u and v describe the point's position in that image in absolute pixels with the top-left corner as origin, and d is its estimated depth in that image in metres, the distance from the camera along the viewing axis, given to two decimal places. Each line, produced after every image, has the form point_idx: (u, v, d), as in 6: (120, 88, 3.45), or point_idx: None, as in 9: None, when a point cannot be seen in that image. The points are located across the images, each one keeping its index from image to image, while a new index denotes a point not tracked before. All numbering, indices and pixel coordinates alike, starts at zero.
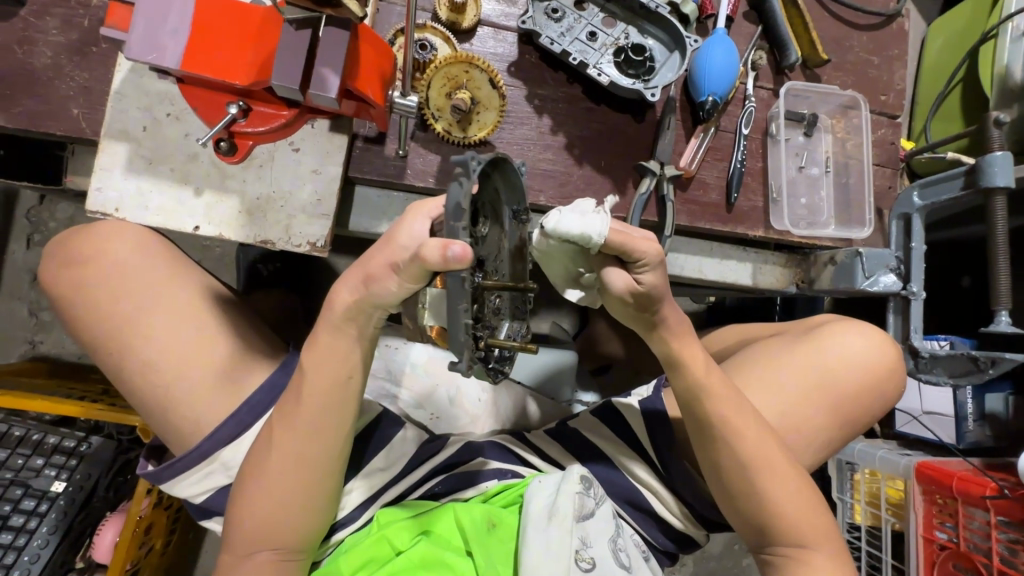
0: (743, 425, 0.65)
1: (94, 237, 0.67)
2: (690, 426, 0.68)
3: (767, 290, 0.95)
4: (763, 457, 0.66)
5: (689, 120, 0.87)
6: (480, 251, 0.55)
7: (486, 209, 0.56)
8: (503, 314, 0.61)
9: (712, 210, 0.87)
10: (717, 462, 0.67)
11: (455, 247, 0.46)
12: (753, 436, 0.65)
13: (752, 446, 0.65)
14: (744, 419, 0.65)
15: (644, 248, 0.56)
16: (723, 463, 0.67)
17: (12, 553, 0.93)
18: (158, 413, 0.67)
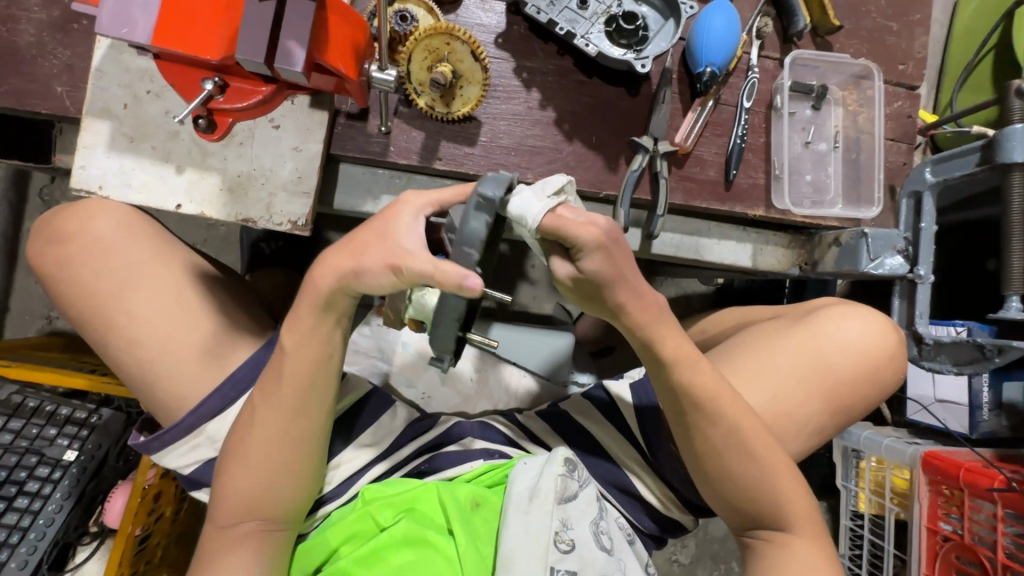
0: (722, 411, 0.63)
1: (80, 213, 0.68)
2: (671, 414, 0.66)
3: (767, 272, 0.91)
4: (747, 445, 0.64)
5: (686, 93, 0.83)
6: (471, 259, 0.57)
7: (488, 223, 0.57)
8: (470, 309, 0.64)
9: (709, 188, 0.83)
10: (696, 447, 0.66)
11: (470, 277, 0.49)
12: (733, 422, 0.63)
13: (728, 432, 0.63)
14: (721, 405, 0.63)
15: (575, 230, 0.51)
16: (704, 450, 0.65)
17: (27, 517, 0.96)
18: (146, 387, 0.68)
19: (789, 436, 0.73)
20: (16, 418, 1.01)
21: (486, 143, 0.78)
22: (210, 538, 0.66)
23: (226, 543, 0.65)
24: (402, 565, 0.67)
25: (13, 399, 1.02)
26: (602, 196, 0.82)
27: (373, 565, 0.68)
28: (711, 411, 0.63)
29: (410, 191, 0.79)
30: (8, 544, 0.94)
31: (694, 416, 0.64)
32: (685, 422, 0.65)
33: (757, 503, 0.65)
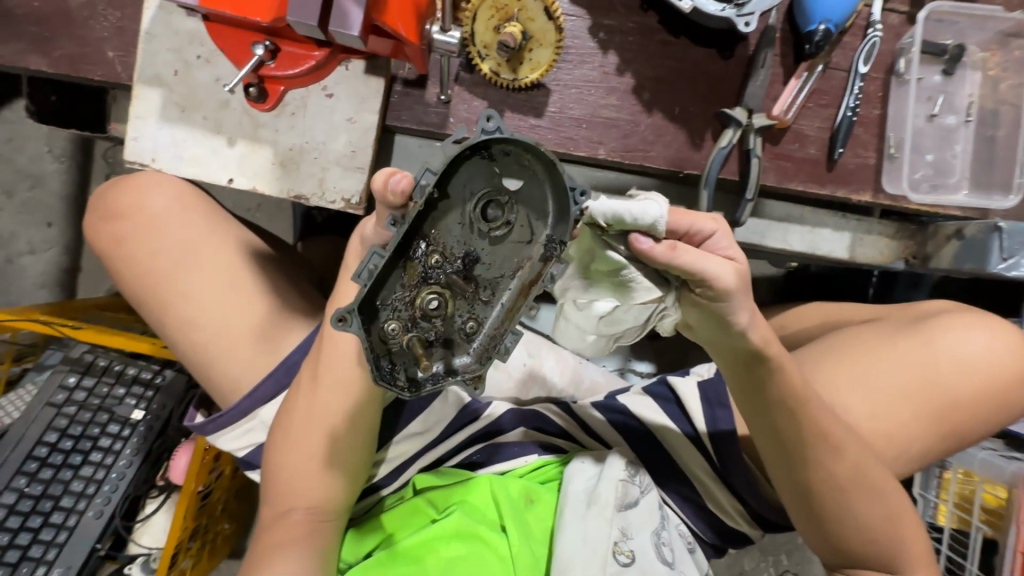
0: (840, 445, 0.61)
1: (135, 186, 0.67)
2: (769, 446, 0.63)
3: (865, 265, 0.80)
4: (849, 480, 0.62)
5: (790, 55, 0.71)
6: (474, 243, 0.49)
7: (513, 210, 0.48)
8: (469, 342, 0.50)
9: (808, 168, 0.72)
10: (803, 485, 0.63)
11: (394, 179, 0.46)
12: (849, 457, 0.61)
13: (845, 468, 0.61)
14: (839, 438, 0.61)
15: (720, 272, 0.49)
16: (804, 485, 0.63)
17: (102, 471, 1.01)
18: (203, 365, 0.68)
19: (892, 459, 0.67)
20: (89, 376, 1.04)
21: (555, 114, 0.70)
22: (266, 522, 0.67)
23: (279, 531, 0.65)
24: (454, 559, 0.66)
25: (85, 357, 1.05)
26: (682, 176, 0.73)
27: (424, 557, 0.67)
28: (832, 448, 0.61)
29: None
30: (85, 495, 0.99)
31: (810, 451, 0.61)
32: (798, 459, 0.62)
33: (878, 538, 0.65)
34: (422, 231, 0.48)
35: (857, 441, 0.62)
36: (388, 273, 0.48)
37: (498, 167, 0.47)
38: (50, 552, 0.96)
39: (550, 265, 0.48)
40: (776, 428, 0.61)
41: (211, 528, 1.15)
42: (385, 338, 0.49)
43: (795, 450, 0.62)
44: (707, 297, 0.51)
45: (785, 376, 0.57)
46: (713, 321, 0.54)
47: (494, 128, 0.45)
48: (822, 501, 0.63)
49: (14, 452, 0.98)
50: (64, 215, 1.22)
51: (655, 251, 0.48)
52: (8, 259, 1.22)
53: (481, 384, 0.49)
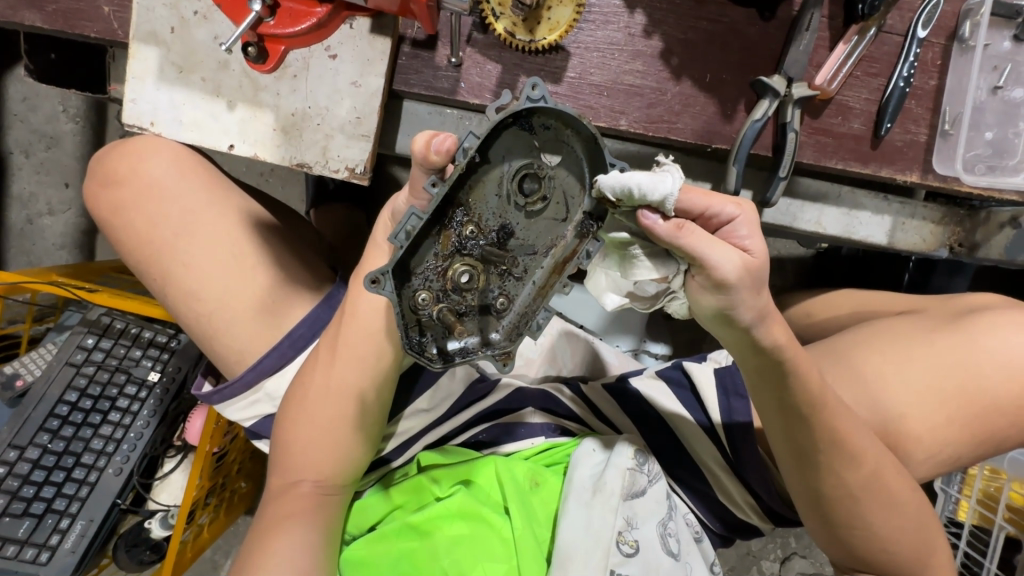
0: (861, 451, 0.58)
1: (144, 152, 0.67)
2: (788, 452, 0.60)
3: (906, 252, 0.74)
4: (870, 489, 0.59)
5: (839, 17, 0.64)
6: (510, 216, 0.47)
7: (552, 184, 0.47)
8: (499, 318, 0.49)
9: (850, 144, 0.66)
10: (823, 491, 0.60)
11: (440, 139, 0.45)
12: (871, 465, 0.58)
13: (866, 476, 0.58)
14: (860, 443, 0.57)
15: (726, 261, 0.44)
16: (825, 492, 0.60)
17: (120, 430, 1.02)
18: (208, 338, 0.68)
19: (918, 463, 0.64)
20: (106, 338, 1.04)
21: (573, 80, 0.64)
22: (273, 494, 0.67)
23: (287, 503, 0.65)
24: (456, 539, 0.66)
25: (103, 320, 1.05)
26: (710, 150, 0.67)
27: (426, 535, 0.67)
28: (850, 457, 0.58)
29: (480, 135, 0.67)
30: (105, 453, 1.01)
31: (828, 456, 0.58)
32: (815, 465, 0.59)
33: (892, 549, 0.62)
34: (457, 199, 0.46)
35: (878, 449, 0.59)
36: (421, 239, 0.46)
37: (536, 139, 0.46)
38: (73, 505, 0.99)
39: (586, 243, 0.47)
40: (791, 431, 0.58)
41: (228, 487, 1.14)
42: (415, 309, 0.47)
43: (811, 454, 0.58)
44: (709, 289, 0.47)
45: (805, 378, 0.54)
46: (715, 318, 0.49)
47: (540, 99, 0.44)
48: (837, 508, 0.61)
49: (36, 408, 1.00)
50: (80, 176, 1.21)
51: (660, 231, 0.44)
52: (28, 219, 1.21)
53: (511, 360, 0.47)
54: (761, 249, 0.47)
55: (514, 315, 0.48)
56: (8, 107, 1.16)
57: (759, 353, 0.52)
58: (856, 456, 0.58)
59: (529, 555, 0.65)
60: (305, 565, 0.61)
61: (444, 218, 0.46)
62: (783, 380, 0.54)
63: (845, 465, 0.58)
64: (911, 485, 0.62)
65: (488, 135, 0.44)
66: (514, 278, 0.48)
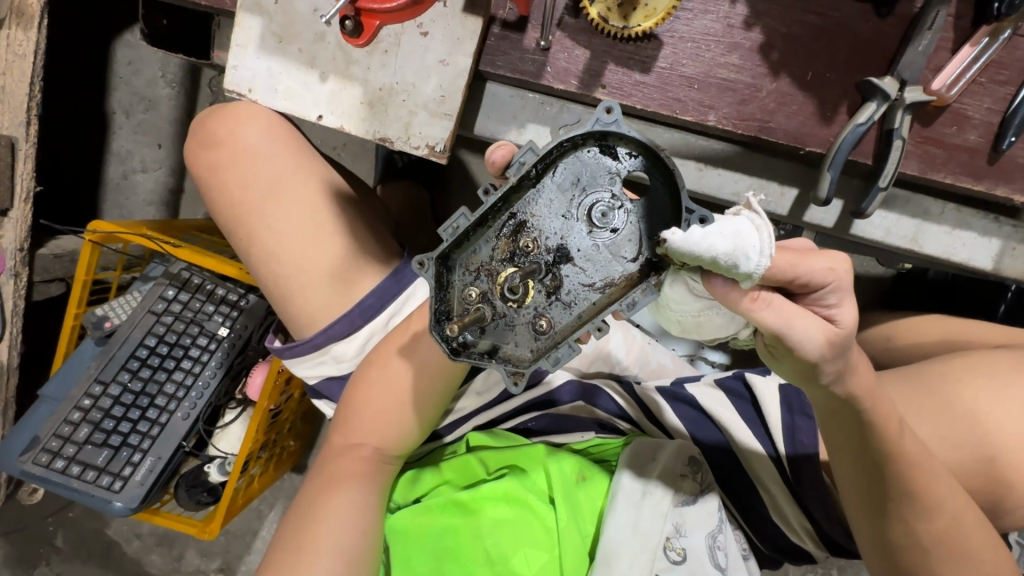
0: (938, 502, 0.53)
1: (240, 117, 0.70)
2: (856, 487, 0.56)
3: (1012, 281, 0.68)
4: (949, 540, 0.54)
5: (967, 16, 0.59)
6: (571, 239, 0.48)
7: (622, 216, 0.47)
8: (535, 338, 0.49)
9: (965, 158, 0.61)
10: (890, 532, 0.56)
11: (499, 150, 0.48)
12: (951, 513, 0.53)
13: (942, 523, 0.53)
14: (942, 482, 0.53)
15: (805, 337, 0.42)
16: (896, 534, 0.55)
17: (190, 377, 1.10)
18: (283, 299, 0.71)
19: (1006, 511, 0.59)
20: (184, 291, 1.11)
21: (664, 70, 0.62)
22: (331, 452, 0.69)
23: (344, 464, 0.67)
24: (500, 522, 0.67)
25: (183, 274, 1.12)
26: (801, 152, 0.64)
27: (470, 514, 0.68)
28: (927, 507, 0.53)
29: (559, 121, 0.66)
30: (175, 398, 1.09)
31: (899, 497, 0.54)
32: (880, 509, 0.55)
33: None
34: (520, 208, 0.48)
35: (959, 501, 0.54)
36: (477, 236, 0.48)
37: (618, 165, 0.46)
38: (145, 441, 1.08)
39: (636, 291, 0.45)
40: (861, 467, 0.54)
41: (278, 444, 1.20)
42: (459, 300, 0.49)
43: (878, 497, 0.55)
44: (781, 353, 0.45)
45: (885, 410, 0.50)
46: (794, 374, 0.47)
47: (613, 122, 0.44)
48: (905, 561, 0.56)
49: (120, 349, 1.08)
50: (173, 138, 1.30)
51: (734, 300, 0.42)
52: (123, 175, 1.31)
53: (522, 379, 0.48)
54: (848, 318, 0.44)
55: (550, 338, 0.48)
56: (115, 69, 1.26)
57: (831, 395, 0.49)
58: (940, 496, 0.53)
59: (571, 547, 0.65)
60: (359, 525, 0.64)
61: (500, 218, 0.48)
62: (856, 421, 0.50)
63: (927, 509, 0.53)
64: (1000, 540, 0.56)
65: (551, 151, 0.45)
66: (560, 304, 0.48)
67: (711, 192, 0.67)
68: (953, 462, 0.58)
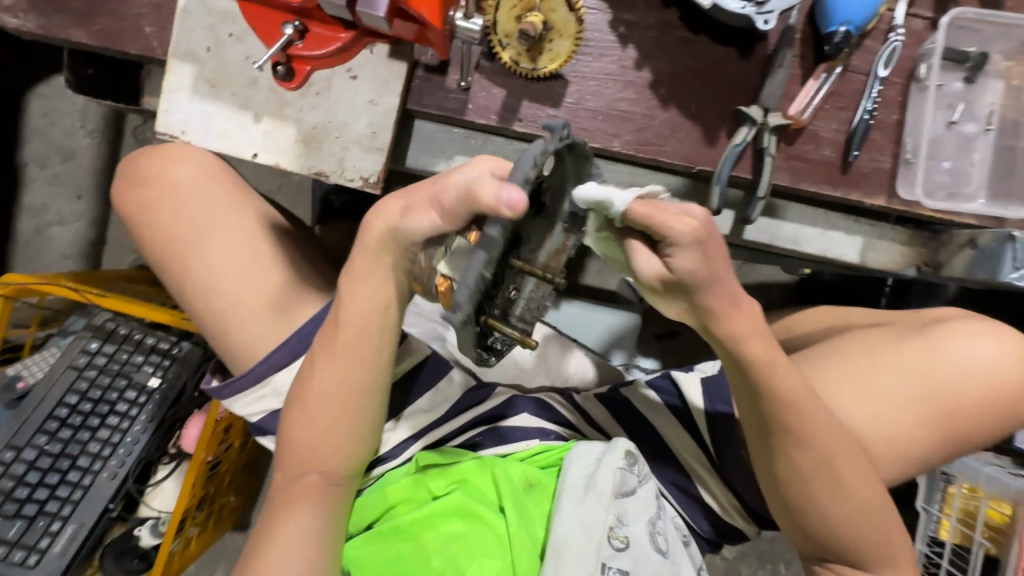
0: (817, 439, 0.61)
1: (166, 156, 0.72)
2: (753, 433, 0.64)
3: (876, 272, 0.80)
4: (837, 477, 0.62)
5: (809, 57, 0.72)
6: (529, 225, 0.51)
7: (553, 192, 0.52)
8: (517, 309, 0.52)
9: (822, 170, 0.73)
10: (784, 476, 0.63)
11: (513, 192, 0.43)
12: (831, 457, 0.62)
13: (819, 460, 0.62)
14: (823, 428, 0.61)
15: (642, 260, 0.54)
16: (792, 478, 0.63)
17: (117, 433, 1.04)
18: (222, 333, 0.72)
19: (889, 462, 0.68)
20: (109, 343, 1.06)
21: (572, 105, 0.71)
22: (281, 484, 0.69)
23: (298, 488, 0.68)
24: (453, 535, 0.69)
25: (107, 325, 1.07)
26: (695, 171, 0.73)
27: (424, 533, 0.70)
28: (805, 443, 0.61)
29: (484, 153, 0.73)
30: (100, 457, 1.02)
31: (780, 440, 0.62)
32: (767, 446, 0.63)
33: (842, 533, 0.64)
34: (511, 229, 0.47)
35: (840, 442, 0.62)
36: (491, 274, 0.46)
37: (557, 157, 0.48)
38: (65, 508, 0.99)
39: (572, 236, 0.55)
40: (753, 414, 0.63)
41: (218, 499, 1.15)
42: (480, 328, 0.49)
43: (766, 439, 0.63)
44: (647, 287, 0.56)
45: (757, 352, 0.58)
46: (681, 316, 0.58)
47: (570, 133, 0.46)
48: (791, 494, 0.64)
49: (36, 410, 1.02)
50: (93, 189, 1.26)
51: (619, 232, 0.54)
52: (38, 229, 1.25)
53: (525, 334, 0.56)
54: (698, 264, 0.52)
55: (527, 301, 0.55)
56: (29, 121, 1.22)
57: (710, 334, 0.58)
58: (821, 435, 0.61)
59: (523, 550, 0.68)
60: (310, 553, 0.65)
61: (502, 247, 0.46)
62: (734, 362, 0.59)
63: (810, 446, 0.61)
64: (874, 477, 0.64)
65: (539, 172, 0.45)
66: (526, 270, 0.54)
67: None
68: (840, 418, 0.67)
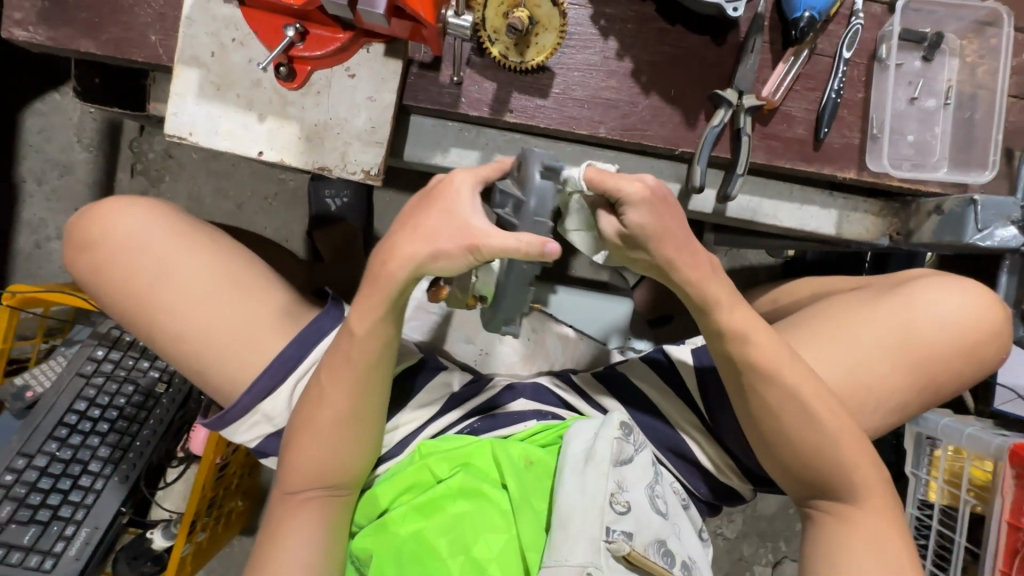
0: (781, 373, 0.66)
1: (106, 216, 0.76)
2: (731, 383, 0.70)
3: (853, 242, 0.84)
4: (816, 420, 0.67)
5: (778, 42, 0.77)
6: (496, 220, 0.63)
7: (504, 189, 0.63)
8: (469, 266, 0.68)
9: (796, 147, 0.78)
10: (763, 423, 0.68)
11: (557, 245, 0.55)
12: (807, 403, 0.67)
13: (795, 405, 0.67)
14: (794, 375, 0.66)
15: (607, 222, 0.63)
16: (775, 425, 0.68)
17: (127, 438, 1.05)
18: (202, 373, 0.77)
19: (870, 412, 0.72)
20: (115, 350, 1.08)
21: (559, 95, 0.75)
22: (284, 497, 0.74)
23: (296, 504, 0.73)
24: (459, 513, 0.71)
25: (112, 333, 1.09)
26: (677, 153, 0.78)
27: (431, 514, 0.71)
28: (773, 377, 0.66)
29: (479, 143, 0.78)
30: (112, 461, 1.04)
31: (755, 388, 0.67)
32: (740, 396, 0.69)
33: (820, 464, 0.67)
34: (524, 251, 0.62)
35: (813, 387, 0.67)
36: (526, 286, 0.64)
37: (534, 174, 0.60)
38: (79, 512, 1.01)
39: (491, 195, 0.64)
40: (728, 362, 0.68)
41: (225, 504, 1.16)
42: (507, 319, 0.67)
43: (738, 385, 0.69)
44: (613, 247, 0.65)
45: (726, 309, 0.66)
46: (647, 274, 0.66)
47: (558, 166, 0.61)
48: (767, 429, 0.68)
49: (46, 417, 1.03)
50: (90, 203, 1.28)
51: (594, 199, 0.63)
52: (37, 243, 1.27)
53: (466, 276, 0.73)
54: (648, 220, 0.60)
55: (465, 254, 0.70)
56: (25, 138, 1.24)
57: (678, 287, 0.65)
58: (795, 381, 0.66)
59: (527, 522, 0.69)
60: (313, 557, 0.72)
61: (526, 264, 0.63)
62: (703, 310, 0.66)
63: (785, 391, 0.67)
64: (845, 413, 0.68)
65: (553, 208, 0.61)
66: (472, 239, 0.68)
67: None
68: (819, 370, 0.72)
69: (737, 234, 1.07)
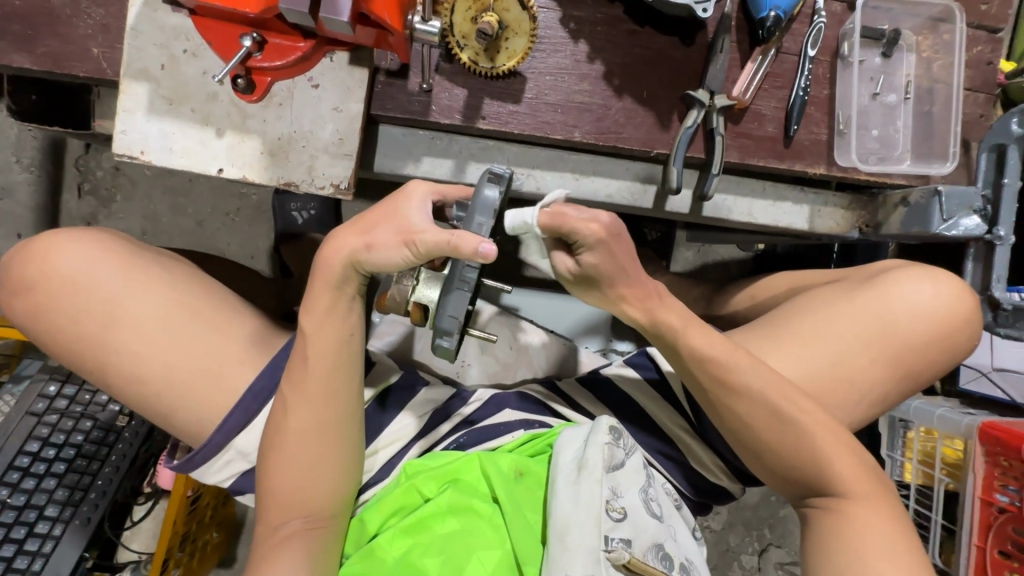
0: (754, 383, 0.68)
1: (49, 256, 0.70)
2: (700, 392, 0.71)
3: (825, 236, 0.86)
4: (793, 421, 0.68)
5: (745, 41, 0.77)
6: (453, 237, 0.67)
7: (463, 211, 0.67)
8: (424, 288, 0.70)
9: (768, 144, 0.78)
10: (737, 427, 0.70)
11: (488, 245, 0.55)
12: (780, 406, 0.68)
13: (766, 409, 0.68)
14: (761, 378, 0.68)
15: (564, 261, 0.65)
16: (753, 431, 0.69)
17: (86, 477, 0.98)
18: (167, 415, 0.72)
19: (853, 403, 0.74)
20: (70, 384, 1.01)
21: (532, 100, 0.73)
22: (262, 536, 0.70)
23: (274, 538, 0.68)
24: (450, 534, 0.67)
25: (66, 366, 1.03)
26: (652, 155, 0.78)
27: (419, 533, 0.68)
28: (747, 382, 0.68)
29: (452, 151, 0.76)
30: (70, 504, 0.96)
31: (719, 394, 0.69)
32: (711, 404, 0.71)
33: (803, 463, 0.68)
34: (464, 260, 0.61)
35: (783, 390, 0.68)
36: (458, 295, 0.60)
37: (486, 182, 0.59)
38: (36, 562, 0.93)
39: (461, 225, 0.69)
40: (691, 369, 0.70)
41: (199, 537, 1.10)
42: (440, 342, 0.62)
43: (704, 394, 0.71)
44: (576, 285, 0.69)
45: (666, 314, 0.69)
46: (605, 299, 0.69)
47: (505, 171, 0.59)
48: (747, 438, 0.70)
49: None
50: (34, 227, 1.20)
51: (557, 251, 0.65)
52: None
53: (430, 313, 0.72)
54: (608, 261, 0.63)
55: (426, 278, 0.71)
56: None
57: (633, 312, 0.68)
58: (763, 386, 0.68)
59: (521, 535, 0.66)
60: None
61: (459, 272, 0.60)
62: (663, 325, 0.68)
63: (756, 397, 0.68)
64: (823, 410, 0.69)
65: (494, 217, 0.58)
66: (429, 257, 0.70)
67: (587, 196, 0.79)
68: (798, 369, 0.73)
69: (708, 234, 1.09)
